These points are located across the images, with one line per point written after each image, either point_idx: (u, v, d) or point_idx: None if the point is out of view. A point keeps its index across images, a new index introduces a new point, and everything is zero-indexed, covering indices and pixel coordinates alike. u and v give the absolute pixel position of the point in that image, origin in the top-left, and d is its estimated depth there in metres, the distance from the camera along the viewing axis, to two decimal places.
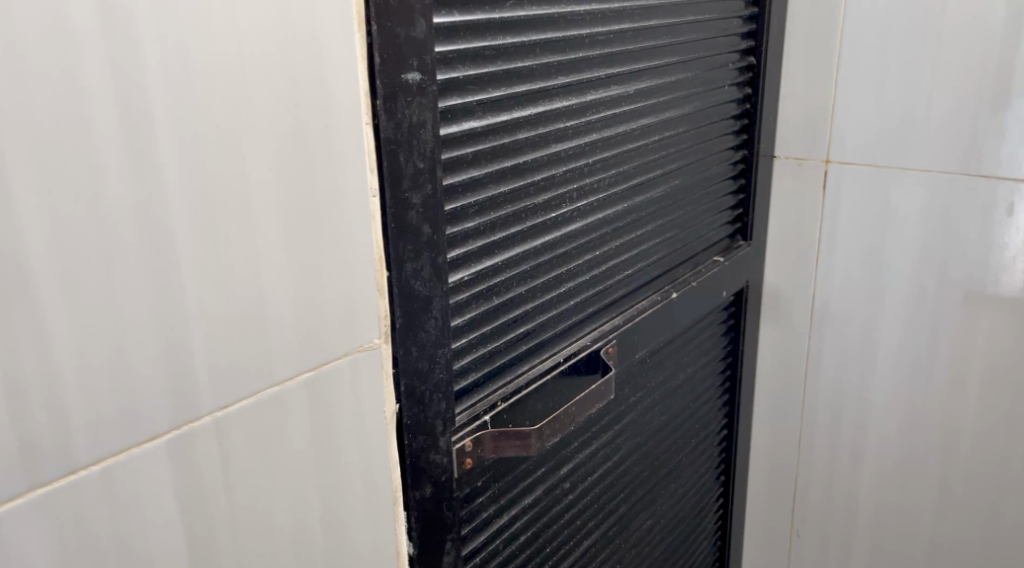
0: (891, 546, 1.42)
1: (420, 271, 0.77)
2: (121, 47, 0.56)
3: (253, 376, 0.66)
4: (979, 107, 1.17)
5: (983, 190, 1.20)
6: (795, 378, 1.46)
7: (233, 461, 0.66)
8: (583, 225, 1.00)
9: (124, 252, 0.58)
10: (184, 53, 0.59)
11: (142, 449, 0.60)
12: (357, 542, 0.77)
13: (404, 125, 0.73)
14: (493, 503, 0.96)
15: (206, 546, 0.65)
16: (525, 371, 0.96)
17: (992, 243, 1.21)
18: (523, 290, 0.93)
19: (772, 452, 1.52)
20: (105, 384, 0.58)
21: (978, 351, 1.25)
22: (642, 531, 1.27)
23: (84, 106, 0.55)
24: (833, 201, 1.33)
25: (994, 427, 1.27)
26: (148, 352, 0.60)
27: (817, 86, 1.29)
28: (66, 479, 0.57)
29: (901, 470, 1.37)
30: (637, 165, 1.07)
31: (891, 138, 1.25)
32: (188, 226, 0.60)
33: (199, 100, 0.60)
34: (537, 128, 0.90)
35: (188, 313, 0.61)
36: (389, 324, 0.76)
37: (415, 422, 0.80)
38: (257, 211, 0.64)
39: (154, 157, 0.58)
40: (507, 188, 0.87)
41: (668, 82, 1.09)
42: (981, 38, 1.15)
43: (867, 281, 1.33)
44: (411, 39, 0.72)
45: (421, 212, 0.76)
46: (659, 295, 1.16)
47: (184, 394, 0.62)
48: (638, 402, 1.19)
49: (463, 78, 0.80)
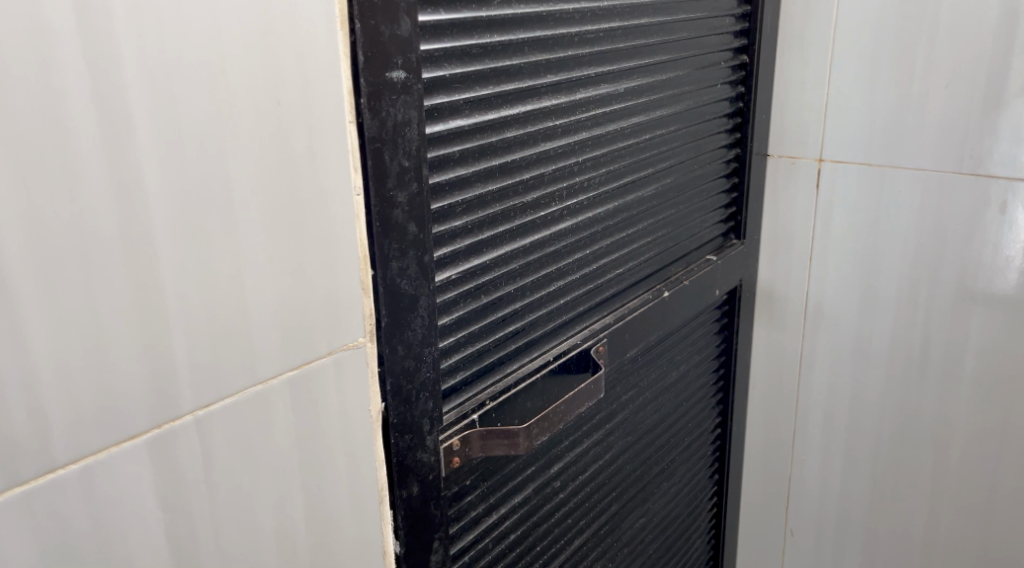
0: (884, 544, 1.42)
1: (406, 269, 0.77)
2: (99, 46, 0.56)
3: (235, 375, 0.66)
4: (971, 105, 1.17)
5: (975, 188, 1.19)
6: (788, 377, 1.45)
7: (216, 461, 0.65)
8: (573, 223, 1.00)
9: (103, 251, 0.58)
10: (163, 52, 0.59)
11: (122, 448, 0.60)
12: (342, 541, 0.77)
13: (388, 124, 0.73)
14: (482, 502, 0.96)
15: (188, 545, 0.65)
16: (514, 370, 0.96)
17: (985, 241, 1.21)
18: (512, 289, 0.93)
19: (766, 451, 1.52)
20: (84, 383, 0.58)
21: (971, 350, 1.25)
22: (634, 530, 1.27)
23: (62, 106, 0.55)
24: (828, 200, 1.32)
25: (987, 425, 1.26)
26: (128, 351, 0.60)
27: (809, 85, 1.29)
28: (45, 477, 0.57)
29: (895, 469, 1.37)
30: (628, 164, 1.07)
31: (884, 137, 1.25)
32: (168, 225, 0.60)
33: (179, 99, 0.60)
34: (526, 127, 0.90)
35: (168, 312, 0.61)
36: (375, 323, 0.76)
37: (401, 421, 0.80)
38: (239, 210, 0.64)
39: (133, 156, 0.58)
40: (495, 187, 0.87)
41: (659, 81, 1.08)
42: (973, 36, 1.15)
43: (860, 280, 1.33)
44: (395, 37, 0.72)
45: (406, 211, 0.76)
46: (650, 294, 1.16)
47: (165, 394, 0.62)
48: (630, 401, 1.19)
49: (449, 77, 0.80)
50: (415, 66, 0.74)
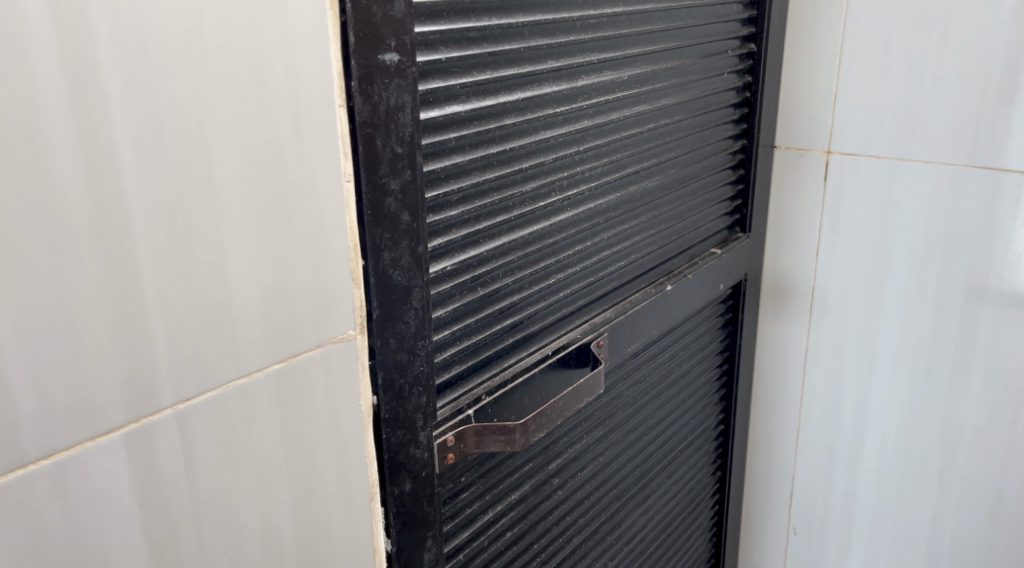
0: (888, 545, 1.40)
1: (399, 260, 0.75)
2: (69, 21, 0.53)
3: (215, 369, 0.63)
4: (984, 97, 1.14)
5: (987, 182, 1.16)
6: (794, 373, 1.42)
7: (197, 457, 0.63)
8: (573, 215, 0.97)
9: (76, 238, 0.56)
10: (141, 31, 0.56)
11: (97, 443, 0.58)
12: (331, 540, 0.74)
13: (380, 108, 0.71)
14: (478, 499, 0.94)
15: (167, 544, 0.63)
16: (512, 363, 0.94)
17: (995, 237, 1.17)
18: (510, 280, 0.91)
19: (769, 448, 1.49)
20: (56, 373, 0.56)
21: (980, 347, 1.22)
22: (635, 527, 1.24)
23: (31, 87, 0.53)
24: (835, 194, 1.29)
25: (996, 427, 1.24)
26: (102, 342, 0.57)
27: (816, 76, 1.26)
28: (17, 474, 0.55)
29: (901, 468, 1.35)
30: (631, 154, 1.04)
31: (894, 129, 1.22)
32: (146, 211, 0.58)
33: (157, 80, 0.57)
34: (525, 114, 0.87)
35: (147, 301, 0.59)
36: (366, 316, 0.74)
37: (392, 417, 0.78)
38: (221, 196, 0.61)
39: (107, 139, 0.56)
40: (493, 176, 0.85)
41: (665, 69, 1.06)
42: (988, 25, 1.12)
43: (868, 274, 1.30)
44: (387, 18, 0.70)
45: (399, 199, 0.74)
46: (653, 287, 1.14)
47: (142, 386, 0.60)
48: (631, 395, 1.17)
49: (445, 61, 0.78)
50: (409, 49, 0.72)
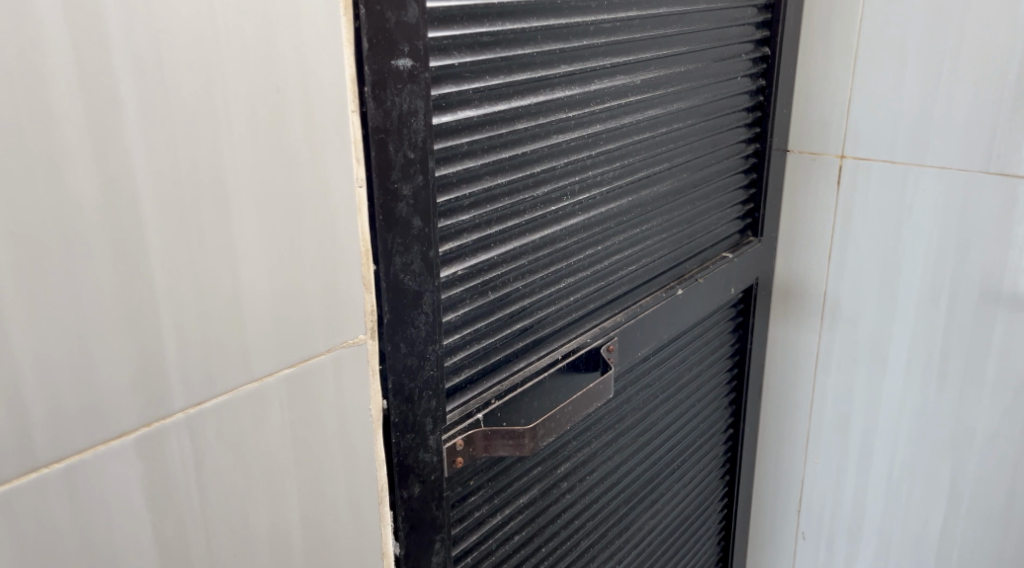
0: (897, 550, 1.39)
1: (409, 265, 0.75)
2: (86, 28, 0.54)
3: (225, 373, 0.63)
4: (1000, 102, 1.13)
5: (1002, 188, 1.16)
6: (804, 378, 1.42)
7: (207, 461, 0.63)
8: (585, 219, 0.97)
9: (89, 243, 0.56)
10: (155, 38, 0.56)
11: (108, 447, 0.58)
12: (339, 542, 0.74)
13: (393, 114, 0.71)
14: (487, 503, 0.94)
15: (177, 547, 0.63)
16: (522, 367, 0.94)
17: (1010, 242, 1.17)
18: (521, 284, 0.91)
19: (779, 452, 1.49)
20: (67, 377, 0.56)
21: (993, 353, 1.22)
22: (643, 530, 1.24)
23: (47, 93, 0.53)
24: (848, 199, 1.29)
25: (1008, 433, 1.23)
26: (114, 346, 0.58)
27: (831, 80, 1.26)
28: (29, 477, 0.55)
29: (912, 474, 1.34)
30: (643, 158, 1.04)
31: (908, 133, 1.21)
32: (159, 217, 0.58)
33: (171, 85, 0.57)
34: (538, 119, 0.87)
35: (158, 306, 0.59)
36: (377, 320, 0.74)
37: (402, 421, 0.78)
38: (233, 202, 0.62)
39: (121, 144, 0.56)
40: (505, 180, 0.85)
41: (678, 73, 1.05)
42: (1005, 30, 1.11)
43: (880, 279, 1.29)
44: (401, 24, 0.70)
45: (411, 204, 0.74)
46: (664, 291, 1.14)
47: (153, 391, 0.60)
48: (641, 398, 1.17)
49: (458, 66, 0.77)
50: (422, 54, 0.72)
